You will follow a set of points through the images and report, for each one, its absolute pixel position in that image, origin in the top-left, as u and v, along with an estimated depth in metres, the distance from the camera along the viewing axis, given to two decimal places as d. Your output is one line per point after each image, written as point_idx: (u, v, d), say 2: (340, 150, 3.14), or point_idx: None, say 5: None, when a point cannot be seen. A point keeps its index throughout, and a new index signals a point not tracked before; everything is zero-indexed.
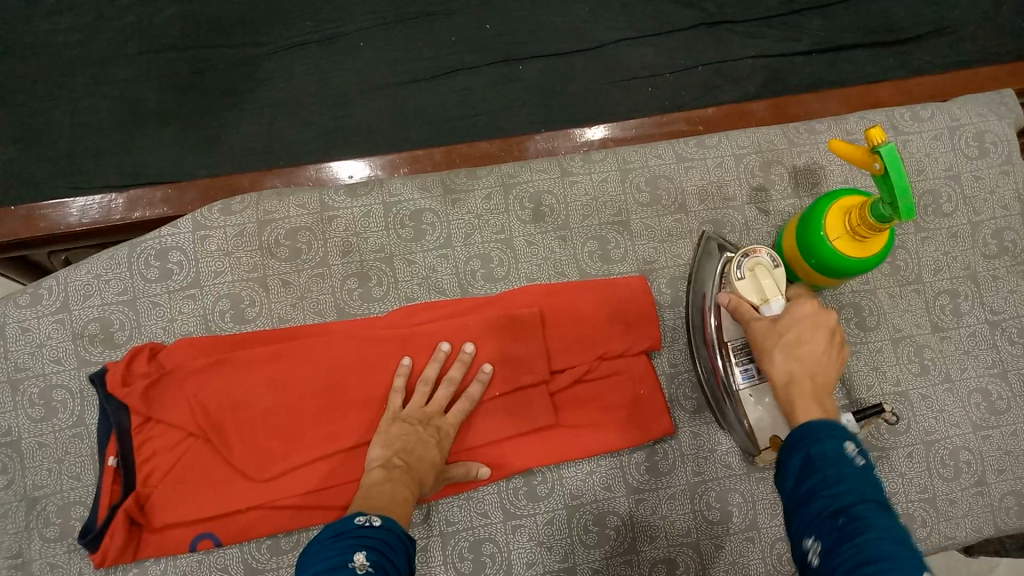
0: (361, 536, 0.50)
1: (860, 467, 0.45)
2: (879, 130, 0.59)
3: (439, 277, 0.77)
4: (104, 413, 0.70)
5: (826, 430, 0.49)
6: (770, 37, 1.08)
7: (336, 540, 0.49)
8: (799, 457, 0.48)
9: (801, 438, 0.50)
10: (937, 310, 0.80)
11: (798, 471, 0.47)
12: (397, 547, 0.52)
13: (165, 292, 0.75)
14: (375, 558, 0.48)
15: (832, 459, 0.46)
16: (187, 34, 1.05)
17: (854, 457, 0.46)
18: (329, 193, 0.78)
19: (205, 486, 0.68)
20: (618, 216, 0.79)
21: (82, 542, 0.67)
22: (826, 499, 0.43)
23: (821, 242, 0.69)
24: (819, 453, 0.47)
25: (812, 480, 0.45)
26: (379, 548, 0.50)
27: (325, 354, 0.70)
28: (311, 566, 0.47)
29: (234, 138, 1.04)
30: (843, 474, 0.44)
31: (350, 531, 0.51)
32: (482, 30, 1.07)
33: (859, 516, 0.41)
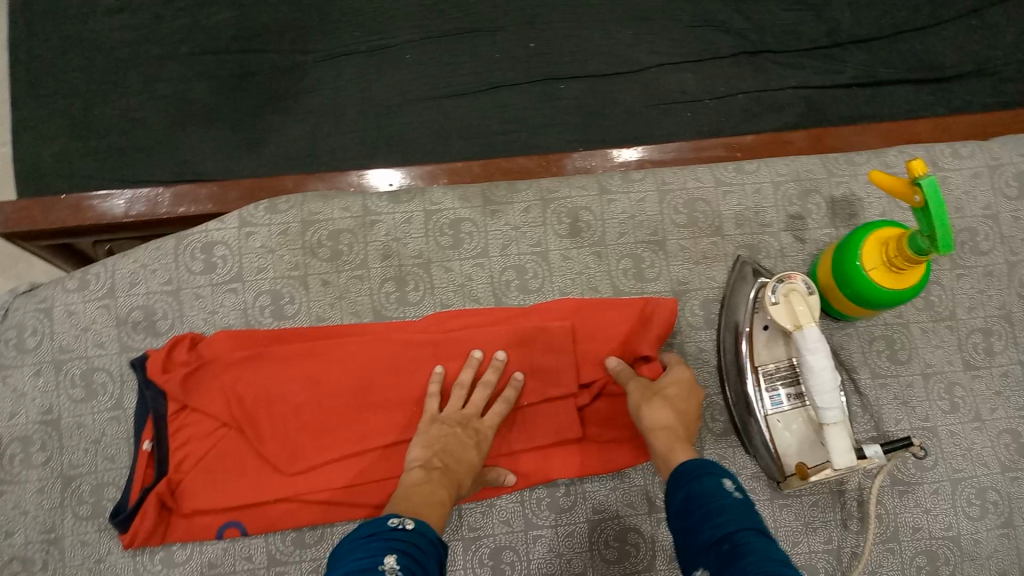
0: (395, 539, 0.51)
1: (736, 499, 0.53)
2: (921, 163, 0.60)
3: (474, 285, 0.78)
4: (142, 399, 0.72)
5: (702, 467, 0.57)
6: (811, 69, 1.09)
7: (370, 541, 0.51)
8: (683, 493, 0.55)
9: (683, 476, 0.57)
10: (970, 347, 0.80)
11: (682, 504, 0.54)
12: (429, 550, 0.52)
13: (207, 284, 0.77)
14: (405, 562, 0.49)
15: (711, 493, 0.53)
16: (239, 37, 1.08)
17: (730, 490, 0.54)
18: (372, 198, 0.80)
19: (235, 475, 0.70)
20: (654, 235, 0.80)
21: (113, 522, 0.69)
22: (710, 530, 0.50)
23: (857, 272, 0.69)
24: (697, 489, 0.54)
25: (698, 510, 0.52)
26: (412, 553, 0.51)
27: (358, 355, 0.72)
28: (343, 565, 0.48)
29: (280, 141, 1.07)
30: (721, 505, 0.51)
31: (383, 533, 0.52)
32: (526, 48, 1.10)
33: (740, 542, 0.48)
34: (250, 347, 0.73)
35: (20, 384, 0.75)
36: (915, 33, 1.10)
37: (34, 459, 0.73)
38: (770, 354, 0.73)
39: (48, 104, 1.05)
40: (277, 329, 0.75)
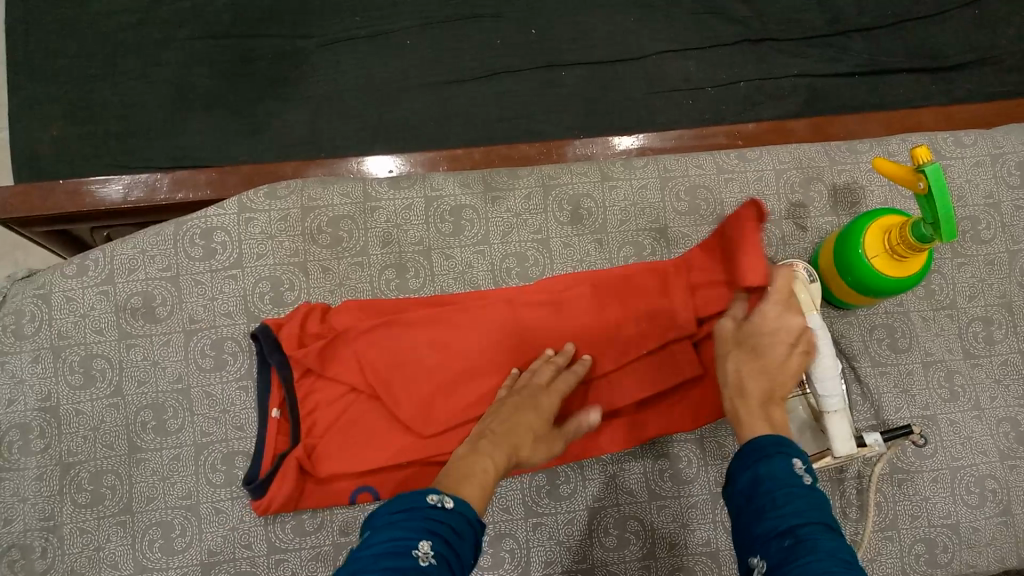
0: (432, 520, 0.49)
1: (806, 486, 0.50)
2: (926, 149, 0.60)
3: (475, 273, 0.78)
4: (264, 366, 0.73)
5: (774, 447, 0.54)
6: (812, 57, 1.09)
7: (406, 518, 0.49)
8: (749, 475, 0.53)
9: (752, 455, 0.54)
10: (970, 336, 0.80)
11: (747, 486, 0.52)
12: (464, 534, 0.50)
13: (207, 270, 0.76)
14: (440, 548, 0.47)
15: (780, 477, 0.51)
16: (238, 22, 1.07)
17: (801, 475, 0.51)
18: (372, 184, 0.79)
19: (368, 441, 0.70)
20: (656, 223, 0.80)
21: (247, 489, 0.69)
22: (775, 520, 0.48)
23: (859, 260, 0.69)
24: (765, 472, 0.52)
25: (762, 495, 0.50)
26: (447, 536, 0.49)
27: (482, 320, 0.72)
28: (376, 541, 0.47)
29: (278, 128, 1.06)
30: (789, 492, 0.49)
31: (419, 511, 0.50)
32: (527, 35, 1.09)
33: (804, 537, 0.45)
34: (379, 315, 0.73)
35: (19, 370, 0.74)
36: (917, 21, 1.10)
37: (33, 447, 0.73)
38: None
39: (44, 89, 1.04)
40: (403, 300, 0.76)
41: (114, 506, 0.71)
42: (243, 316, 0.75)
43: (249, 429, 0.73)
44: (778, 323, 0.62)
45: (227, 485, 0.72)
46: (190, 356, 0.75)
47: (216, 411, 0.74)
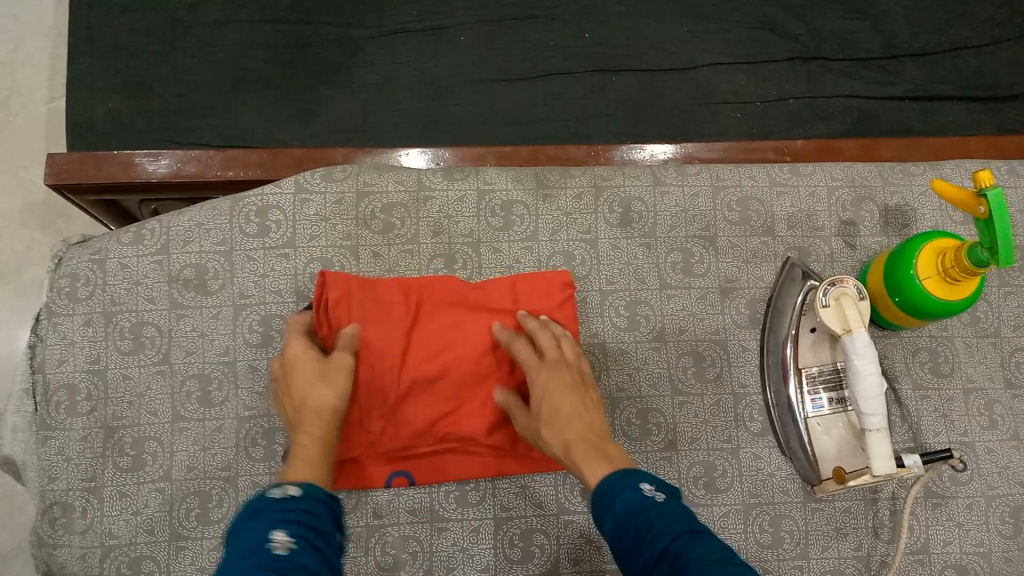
0: (282, 509, 0.52)
1: (659, 504, 0.54)
2: (989, 174, 0.61)
3: (522, 268, 0.79)
4: None
5: (617, 479, 0.57)
6: (863, 79, 1.09)
7: (253, 519, 0.50)
8: (609, 518, 0.55)
9: (602, 500, 0.56)
10: (1012, 366, 0.80)
11: (611, 528, 0.54)
12: (318, 512, 0.53)
13: (260, 248, 0.77)
14: (296, 532, 0.50)
15: (636, 507, 0.54)
16: (299, 7, 1.09)
17: (649, 495, 0.55)
18: (427, 174, 0.80)
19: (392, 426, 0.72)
20: (705, 230, 0.80)
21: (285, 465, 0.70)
22: (648, 547, 0.51)
23: (911, 281, 0.69)
24: (621, 509, 0.54)
25: (629, 531, 0.53)
26: (301, 520, 0.51)
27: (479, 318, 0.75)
28: (228, 549, 0.48)
29: (330, 114, 1.07)
30: (650, 518, 0.52)
31: (269, 505, 0.52)
32: (581, 38, 1.10)
33: (677, 551, 0.49)
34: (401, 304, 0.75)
35: (70, 332, 0.76)
36: (971, 50, 1.10)
37: (78, 408, 0.74)
38: (814, 357, 0.74)
39: (104, 61, 1.06)
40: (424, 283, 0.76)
41: (155, 472, 0.72)
42: (292, 295, 0.76)
43: None
44: (544, 381, 0.68)
45: (266, 459, 0.72)
46: (239, 330, 0.76)
47: (261, 386, 0.74)
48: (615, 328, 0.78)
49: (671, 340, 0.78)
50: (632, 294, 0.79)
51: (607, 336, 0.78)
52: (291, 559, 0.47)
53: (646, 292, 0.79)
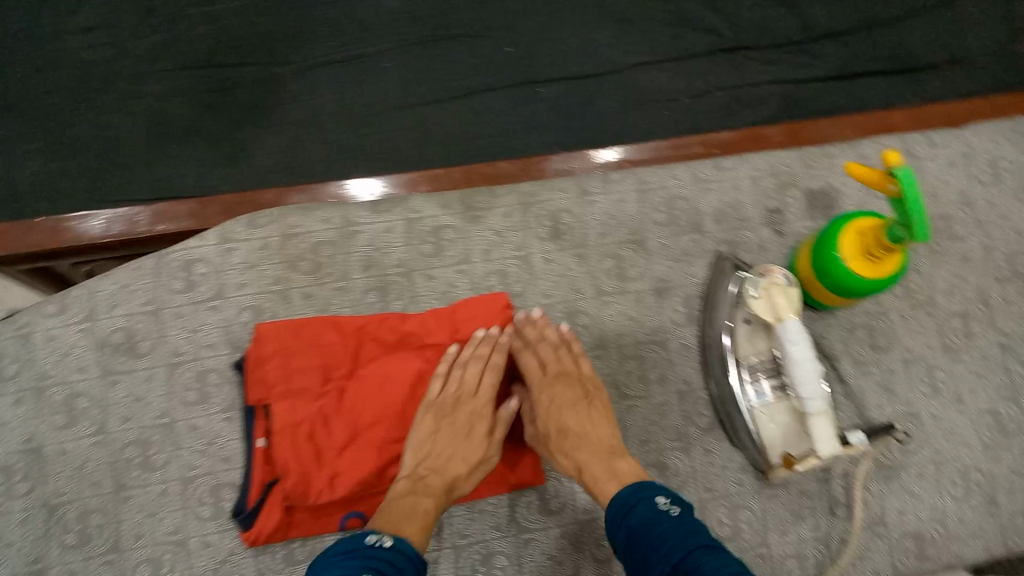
0: (371, 556, 0.54)
1: (675, 517, 0.55)
2: (895, 154, 0.61)
3: (458, 292, 0.78)
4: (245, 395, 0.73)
5: (634, 496, 0.59)
6: (784, 64, 1.10)
7: (342, 560, 0.53)
8: (624, 529, 0.57)
9: (619, 511, 0.59)
10: (949, 332, 0.81)
11: (625, 540, 0.56)
12: (404, 566, 0.55)
13: (188, 303, 0.76)
14: None
15: (651, 520, 0.56)
16: (217, 51, 1.08)
17: (665, 510, 0.56)
18: (352, 210, 0.79)
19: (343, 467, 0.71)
20: (635, 234, 0.81)
21: (237, 520, 0.70)
22: (661, 559, 0.52)
23: (836, 262, 0.70)
24: (636, 520, 0.56)
25: (642, 540, 0.55)
26: (387, 571, 0.53)
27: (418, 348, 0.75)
28: None
29: (257, 155, 1.05)
30: (662, 530, 0.54)
31: (359, 551, 0.54)
32: (504, 53, 1.10)
33: (690, 562, 0.50)
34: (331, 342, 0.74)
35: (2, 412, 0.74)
36: (885, 24, 1.12)
37: (17, 489, 0.72)
38: (753, 347, 0.74)
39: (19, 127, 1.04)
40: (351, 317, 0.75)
41: (103, 545, 0.70)
42: (226, 347, 0.75)
43: (236, 460, 0.73)
44: (546, 399, 0.70)
45: (216, 517, 0.71)
46: (173, 390, 0.74)
47: (203, 443, 0.73)
48: None
49: (613, 346, 0.78)
50: (569, 305, 0.79)
51: None
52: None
53: (583, 300, 0.79)
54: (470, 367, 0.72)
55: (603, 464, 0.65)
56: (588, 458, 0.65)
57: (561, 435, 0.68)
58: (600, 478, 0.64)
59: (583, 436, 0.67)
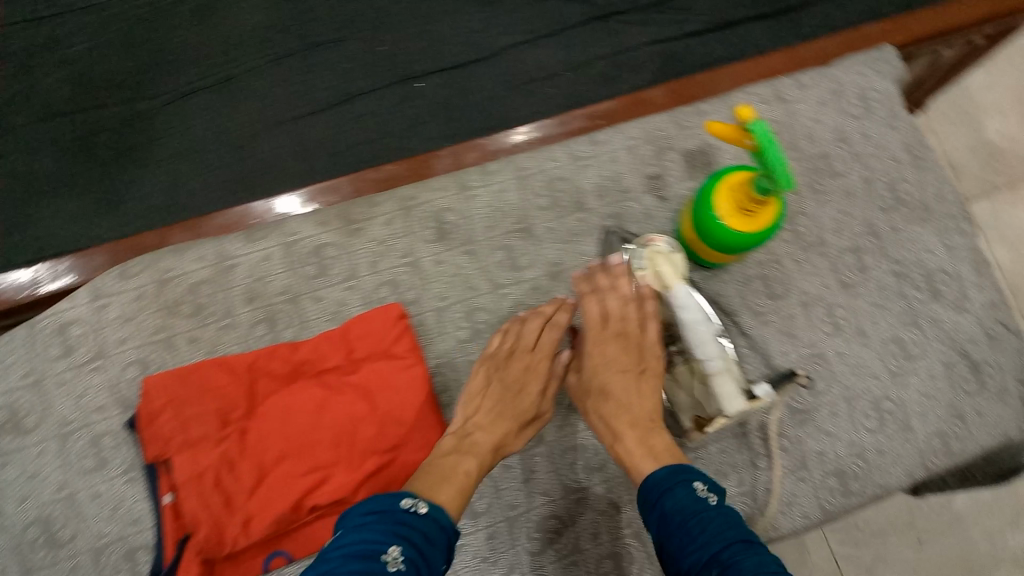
0: (403, 523, 0.53)
1: (715, 505, 0.54)
2: (748, 108, 0.60)
3: (349, 309, 0.76)
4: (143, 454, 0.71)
5: (673, 477, 0.58)
6: (659, 24, 1.10)
7: (377, 522, 0.52)
8: (657, 510, 0.56)
9: (653, 492, 0.58)
10: (843, 268, 0.82)
11: (658, 521, 0.55)
12: (436, 542, 0.55)
13: (70, 368, 0.73)
14: (409, 554, 0.51)
15: (687, 507, 0.54)
16: (77, 97, 1.03)
17: (705, 498, 0.55)
18: (226, 243, 0.77)
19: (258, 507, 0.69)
20: (521, 223, 0.80)
21: None
22: (698, 551, 0.50)
23: (714, 221, 0.70)
24: (671, 504, 0.55)
25: (675, 524, 0.53)
26: (416, 541, 0.53)
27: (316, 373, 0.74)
28: (342, 554, 0.50)
29: (137, 197, 1.00)
30: (700, 519, 0.52)
31: (395, 517, 0.53)
32: (376, 53, 1.07)
33: (728, 560, 0.49)
34: (223, 384, 0.72)
35: None
36: None
37: None
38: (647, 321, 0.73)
39: None
40: (239, 355, 0.73)
41: None
42: (117, 407, 0.72)
43: (146, 520, 0.70)
44: (598, 355, 0.71)
45: None
46: (69, 460, 0.71)
47: (108, 508, 0.70)
48: (458, 342, 0.77)
49: None
50: (467, 304, 0.78)
51: (453, 352, 0.76)
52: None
53: (481, 297, 0.78)
54: (530, 323, 0.74)
55: (641, 438, 0.64)
56: (623, 428, 0.65)
57: (602, 395, 0.69)
58: (637, 449, 0.63)
59: (628, 403, 0.67)
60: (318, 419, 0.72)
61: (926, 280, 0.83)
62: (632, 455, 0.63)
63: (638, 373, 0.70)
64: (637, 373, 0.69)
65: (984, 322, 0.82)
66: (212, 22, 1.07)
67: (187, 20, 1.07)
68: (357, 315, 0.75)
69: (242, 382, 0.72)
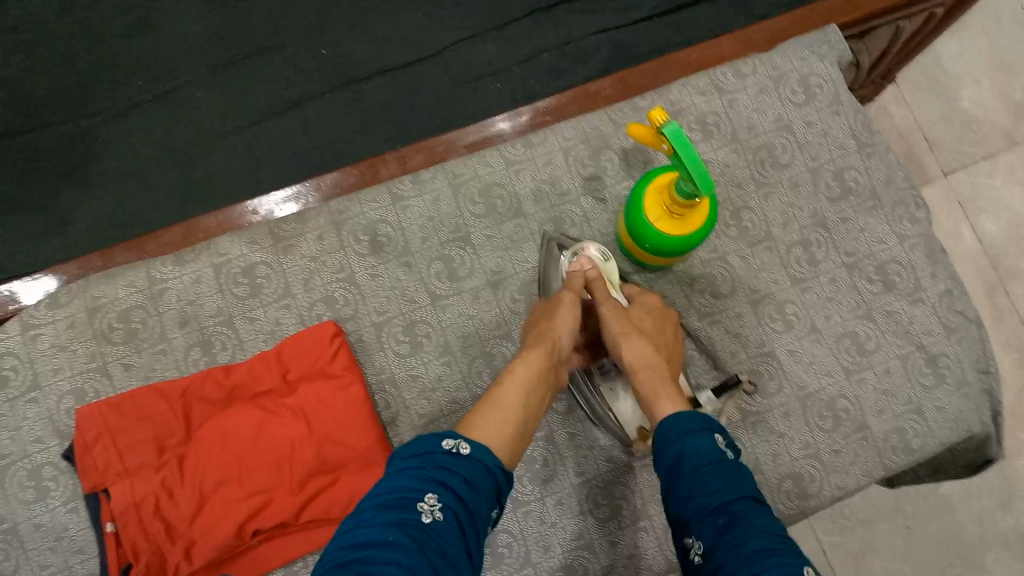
0: (442, 467, 0.47)
1: (730, 457, 0.51)
2: (660, 111, 0.59)
3: (285, 328, 0.76)
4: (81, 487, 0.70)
5: (697, 421, 0.54)
6: (608, 11, 1.07)
7: (413, 467, 0.46)
8: (675, 448, 0.53)
9: (673, 430, 0.54)
10: (793, 262, 0.80)
11: (673, 460, 0.52)
12: (478, 486, 0.48)
13: (4, 401, 0.72)
14: (447, 502, 0.44)
15: (708, 454, 0.51)
16: (18, 118, 1.01)
17: (724, 449, 0.52)
18: (155, 266, 0.76)
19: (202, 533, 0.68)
20: (457, 232, 0.79)
21: None
22: (708, 497, 0.48)
23: (645, 226, 0.68)
24: (692, 447, 0.52)
25: (690, 467, 0.50)
26: (457, 488, 0.46)
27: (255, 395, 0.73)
28: (372, 501, 0.44)
29: (87, 216, 0.99)
30: (717, 468, 0.49)
31: (432, 459, 0.47)
32: (320, 56, 1.05)
33: (739, 514, 0.46)
34: (157, 412, 0.71)
35: None
36: None
37: None
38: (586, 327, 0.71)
39: None
40: (173, 382, 0.72)
41: None
42: (54, 438, 0.72)
43: (91, 550, 0.70)
44: (639, 313, 0.68)
45: None
46: (9, 493, 0.70)
47: (51, 539, 0.70)
48: (399, 357, 0.76)
49: (458, 350, 0.76)
50: (406, 317, 0.76)
51: (393, 367, 0.75)
52: (434, 531, 0.42)
53: (420, 310, 0.77)
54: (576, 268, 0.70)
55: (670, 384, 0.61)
56: (655, 373, 0.61)
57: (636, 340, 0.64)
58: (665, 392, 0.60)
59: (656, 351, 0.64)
60: (258, 441, 0.71)
61: (878, 272, 0.80)
62: (662, 395, 0.59)
63: (662, 333, 0.67)
64: (663, 334, 0.67)
65: (941, 312, 0.79)
66: (150, 33, 1.05)
67: (124, 31, 1.05)
68: (294, 334, 0.74)
69: (176, 409, 0.71)
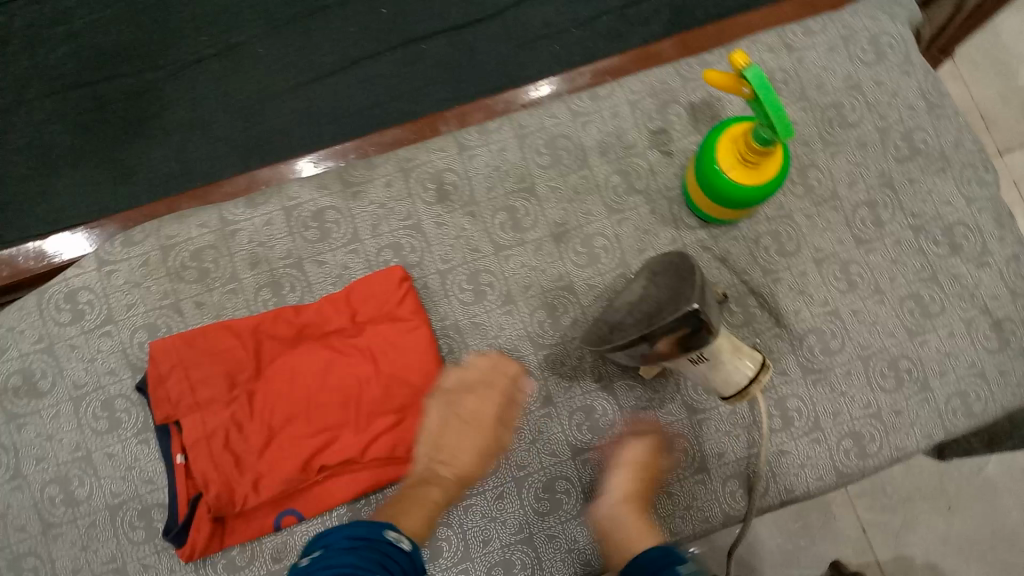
0: (385, 554, 0.55)
1: None
2: (741, 53, 0.58)
3: (353, 272, 0.77)
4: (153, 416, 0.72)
5: None
6: None
7: (361, 549, 0.54)
8: None
9: None
10: (858, 222, 0.79)
11: None
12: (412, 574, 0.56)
13: (80, 332, 0.74)
14: None
15: None
16: (87, 67, 1.03)
17: None
18: (227, 208, 0.78)
19: (270, 468, 0.70)
20: (522, 182, 0.79)
21: (167, 539, 0.68)
22: None
23: (717, 176, 0.68)
24: None
25: None
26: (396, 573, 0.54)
27: (324, 338, 0.74)
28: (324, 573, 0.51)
29: (150, 168, 1.02)
30: None
31: (376, 544, 0.55)
32: (379, 15, 1.06)
33: None
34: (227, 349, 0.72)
35: None
36: None
37: None
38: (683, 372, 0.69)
39: None
40: (243, 318, 0.74)
41: None
42: (128, 371, 0.74)
43: (160, 480, 0.71)
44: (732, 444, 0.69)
45: (149, 539, 0.70)
46: (83, 422, 0.72)
47: (122, 469, 0.72)
48: (463, 305, 0.76)
49: (521, 299, 0.76)
50: (470, 266, 0.77)
51: (457, 314, 0.76)
52: None
53: (484, 259, 0.77)
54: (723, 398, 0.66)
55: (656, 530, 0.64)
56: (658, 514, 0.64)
57: None
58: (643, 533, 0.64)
59: None
60: (325, 383, 0.72)
61: (945, 235, 0.79)
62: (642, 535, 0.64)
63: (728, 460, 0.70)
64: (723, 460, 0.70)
65: (1008, 277, 0.79)
66: None
67: None
68: (368, 275, 0.75)
69: (246, 347, 0.72)
